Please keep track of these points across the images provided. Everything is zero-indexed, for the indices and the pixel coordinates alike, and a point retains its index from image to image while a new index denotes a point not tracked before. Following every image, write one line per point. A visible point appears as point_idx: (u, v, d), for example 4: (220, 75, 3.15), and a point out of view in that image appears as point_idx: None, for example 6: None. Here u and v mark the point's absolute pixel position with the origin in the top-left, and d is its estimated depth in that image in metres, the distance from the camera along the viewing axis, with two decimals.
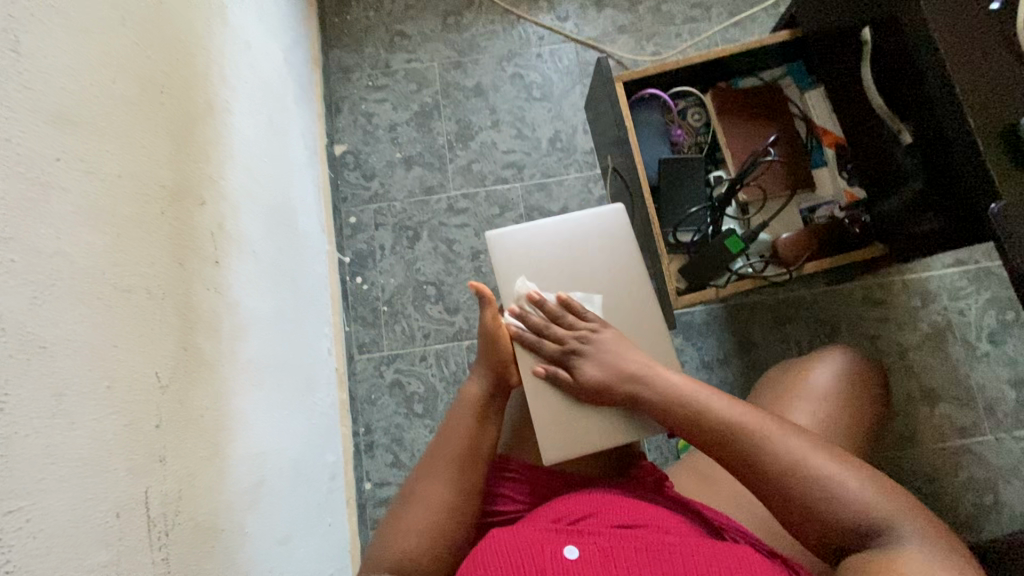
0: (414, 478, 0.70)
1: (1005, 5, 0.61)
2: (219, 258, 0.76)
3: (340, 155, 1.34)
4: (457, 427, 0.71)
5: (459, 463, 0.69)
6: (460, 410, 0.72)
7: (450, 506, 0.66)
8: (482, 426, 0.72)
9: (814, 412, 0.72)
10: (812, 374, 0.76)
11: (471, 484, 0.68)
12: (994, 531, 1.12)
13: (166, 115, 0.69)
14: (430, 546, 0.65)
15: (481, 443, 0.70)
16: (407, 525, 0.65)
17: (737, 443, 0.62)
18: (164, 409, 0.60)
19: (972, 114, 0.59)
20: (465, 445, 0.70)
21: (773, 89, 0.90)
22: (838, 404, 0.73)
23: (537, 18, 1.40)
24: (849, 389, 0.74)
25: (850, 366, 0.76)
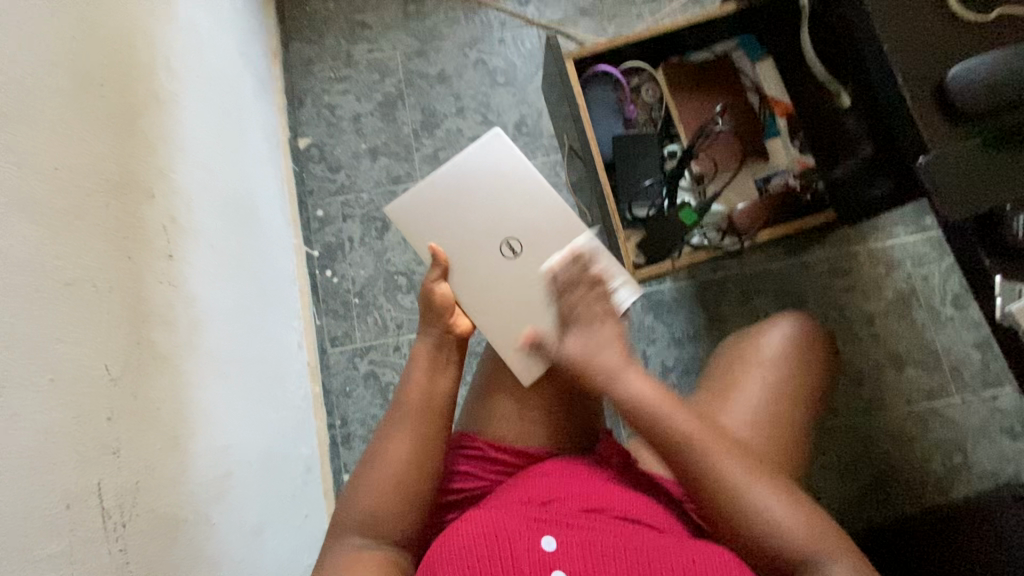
0: (376, 440, 0.70)
1: None
2: (172, 251, 0.76)
3: (305, 149, 1.33)
4: (413, 385, 0.71)
5: (418, 420, 0.69)
6: (415, 370, 0.73)
7: (415, 463, 0.66)
8: (435, 379, 0.72)
9: (761, 378, 0.74)
10: (762, 341, 0.76)
11: (435, 439, 0.68)
12: (963, 489, 1.15)
13: (108, 107, 0.68)
14: (396, 503, 0.65)
15: (437, 394, 0.71)
16: (371, 487, 0.65)
17: (692, 459, 0.62)
18: (117, 402, 0.60)
19: (902, 71, 0.60)
20: (421, 400, 0.70)
21: (723, 63, 0.90)
22: (786, 369, 0.74)
23: (498, 2, 1.40)
24: (801, 354, 0.75)
25: (800, 329, 0.76)
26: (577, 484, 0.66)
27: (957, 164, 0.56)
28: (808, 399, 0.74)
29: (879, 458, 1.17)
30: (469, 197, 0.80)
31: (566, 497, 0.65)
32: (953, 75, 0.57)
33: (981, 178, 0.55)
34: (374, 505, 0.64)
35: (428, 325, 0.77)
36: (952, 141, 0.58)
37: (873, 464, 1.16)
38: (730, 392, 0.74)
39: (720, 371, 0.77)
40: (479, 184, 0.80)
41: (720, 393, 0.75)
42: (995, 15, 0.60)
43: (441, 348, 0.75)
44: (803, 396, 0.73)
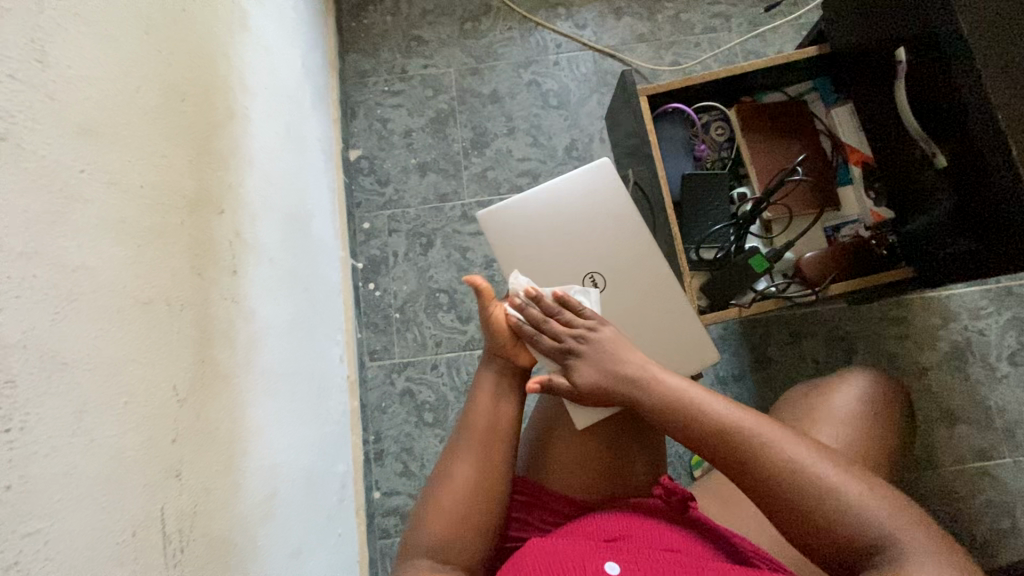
0: (441, 463, 0.70)
1: None
2: (236, 267, 0.76)
3: (355, 160, 1.33)
4: (477, 407, 0.71)
5: (483, 443, 0.69)
6: (478, 394, 0.73)
7: (482, 486, 0.67)
8: (500, 404, 0.72)
9: (836, 436, 0.70)
10: (833, 398, 0.74)
11: (498, 463, 0.68)
12: (1012, 556, 1.10)
13: (187, 123, 0.69)
14: (466, 530, 0.65)
15: (501, 417, 0.71)
16: (440, 511, 0.66)
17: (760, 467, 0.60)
18: (181, 423, 0.60)
19: (1014, 142, 0.58)
20: (485, 425, 0.70)
21: (798, 105, 0.87)
22: (862, 426, 0.71)
23: (554, 25, 1.39)
24: (875, 416, 0.71)
25: (872, 388, 0.74)
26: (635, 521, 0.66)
27: None
28: (885, 460, 0.70)
29: (926, 517, 1.12)
30: (558, 231, 0.79)
31: (631, 536, 0.64)
32: None
33: None
34: (443, 529, 0.64)
35: (490, 355, 0.75)
36: None
37: None
38: None
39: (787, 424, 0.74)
40: (569, 209, 0.79)
41: None
42: None
43: (503, 374, 0.74)
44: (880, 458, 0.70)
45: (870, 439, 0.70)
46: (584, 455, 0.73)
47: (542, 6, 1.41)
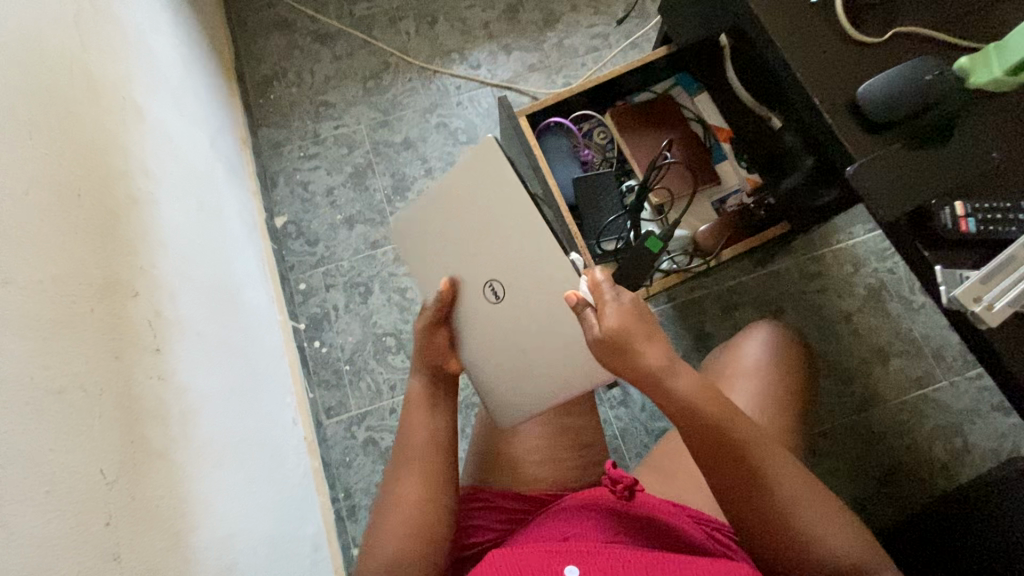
0: (383, 492, 0.71)
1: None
2: (159, 344, 0.77)
3: (282, 227, 1.36)
4: (412, 433, 0.74)
5: (422, 468, 0.71)
6: (412, 409, 0.76)
7: (431, 494, 0.69)
8: (436, 415, 0.76)
9: (750, 387, 0.78)
10: (743, 351, 0.81)
11: (444, 469, 0.72)
12: (969, 473, 1.16)
13: (86, 216, 0.71)
14: (422, 538, 0.66)
15: (436, 441, 0.73)
16: (386, 539, 0.66)
17: (798, 518, 0.60)
18: (113, 506, 0.60)
19: (815, 93, 0.68)
20: (427, 436, 0.73)
21: (664, 99, 0.97)
22: (770, 366, 0.79)
23: (451, 69, 1.49)
24: (782, 353, 0.80)
25: (774, 332, 0.82)
26: (589, 520, 0.68)
27: (880, 169, 0.62)
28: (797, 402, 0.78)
29: (883, 453, 1.18)
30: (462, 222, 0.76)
31: (585, 533, 0.65)
32: (862, 93, 0.65)
33: (914, 175, 0.62)
34: (391, 557, 0.64)
35: (420, 364, 0.78)
36: (871, 149, 0.66)
37: (879, 458, 1.18)
38: None
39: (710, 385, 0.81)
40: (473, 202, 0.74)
41: None
42: (891, 32, 0.69)
43: (432, 386, 0.77)
44: (791, 394, 0.78)
45: (778, 383, 0.77)
46: (522, 455, 0.80)
47: (437, 54, 1.50)
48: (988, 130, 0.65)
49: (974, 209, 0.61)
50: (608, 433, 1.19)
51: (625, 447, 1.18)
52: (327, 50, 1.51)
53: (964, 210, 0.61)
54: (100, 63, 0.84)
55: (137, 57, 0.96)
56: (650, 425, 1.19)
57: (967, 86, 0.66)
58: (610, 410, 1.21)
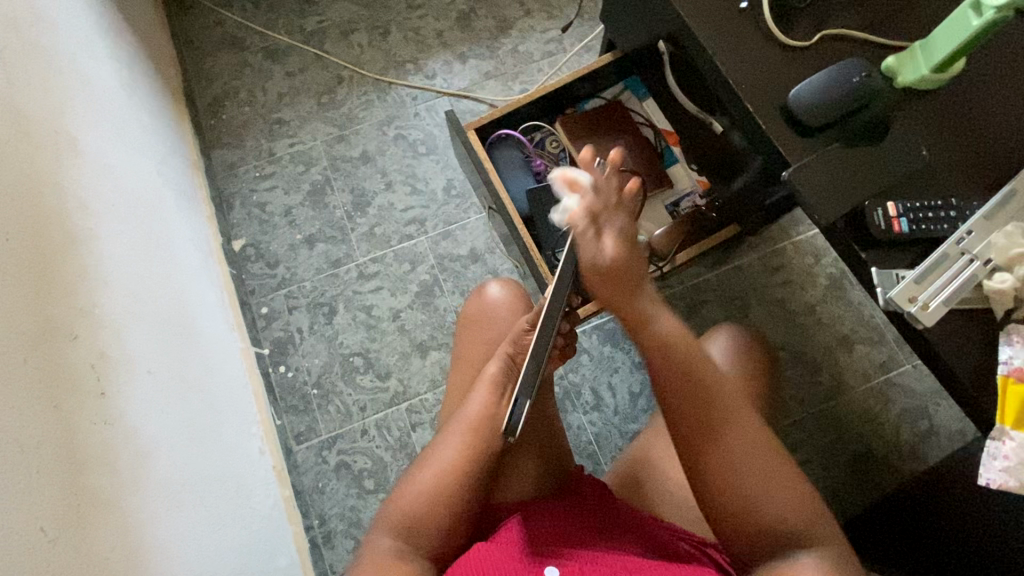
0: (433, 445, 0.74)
1: (752, 5, 0.71)
2: (104, 387, 0.74)
3: (241, 250, 1.33)
4: (475, 401, 0.73)
5: (469, 437, 0.71)
6: (479, 392, 0.74)
7: (464, 475, 0.69)
8: (499, 404, 0.73)
9: None
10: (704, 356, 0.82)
11: (484, 456, 0.70)
12: (936, 454, 1.19)
13: (16, 259, 0.67)
14: (440, 511, 0.67)
15: (496, 416, 0.72)
16: (414, 490, 0.69)
17: (777, 499, 0.59)
18: (56, 565, 0.57)
19: (748, 98, 0.68)
20: (480, 421, 0.72)
21: (612, 105, 0.97)
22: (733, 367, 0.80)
23: (406, 80, 1.47)
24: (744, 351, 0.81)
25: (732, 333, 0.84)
26: (561, 526, 0.69)
27: (813, 174, 0.64)
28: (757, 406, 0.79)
29: (852, 440, 1.20)
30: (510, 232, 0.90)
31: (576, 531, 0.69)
32: (793, 97, 0.66)
33: (847, 178, 0.64)
34: (412, 508, 0.67)
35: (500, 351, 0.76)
36: (807, 151, 0.66)
37: (848, 446, 1.19)
38: None
39: None
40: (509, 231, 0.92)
41: None
42: (819, 35, 0.70)
43: (506, 375, 0.75)
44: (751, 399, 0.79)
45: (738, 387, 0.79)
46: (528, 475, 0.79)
47: (391, 66, 1.48)
48: (916, 126, 0.66)
49: (906, 208, 0.62)
50: (583, 439, 1.19)
51: (600, 452, 1.18)
52: (278, 66, 1.48)
53: (897, 210, 0.62)
54: (29, 97, 0.81)
55: (71, 87, 0.93)
56: (624, 429, 1.19)
57: (895, 86, 0.68)
58: (583, 416, 1.20)
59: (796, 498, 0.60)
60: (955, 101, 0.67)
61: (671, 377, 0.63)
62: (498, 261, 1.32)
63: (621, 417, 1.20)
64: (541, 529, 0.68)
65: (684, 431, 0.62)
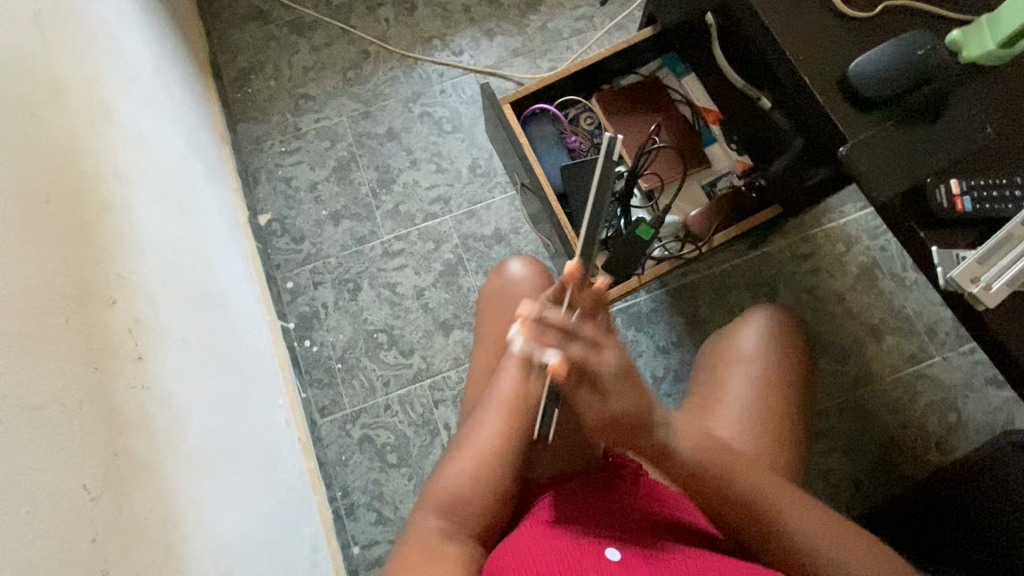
0: (468, 428, 0.74)
1: None
2: (141, 353, 0.75)
3: (267, 224, 1.33)
4: (506, 381, 0.73)
5: (502, 414, 0.71)
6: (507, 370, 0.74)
7: (500, 451, 0.70)
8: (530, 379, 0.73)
9: (746, 375, 0.78)
10: (739, 339, 0.82)
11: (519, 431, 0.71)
12: (963, 446, 1.17)
13: (57, 222, 0.68)
14: (483, 490, 0.68)
15: (528, 394, 0.72)
16: (456, 471, 0.69)
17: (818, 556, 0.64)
18: (99, 522, 0.58)
19: (803, 71, 0.66)
20: (512, 398, 0.72)
21: (650, 82, 0.95)
22: (766, 353, 0.79)
23: (433, 56, 1.45)
24: (778, 338, 0.80)
25: (766, 317, 0.82)
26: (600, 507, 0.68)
27: (872, 148, 0.62)
28: (794, 386, 0.78)
29: (878, 430, 1.18)
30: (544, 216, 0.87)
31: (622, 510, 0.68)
32: (853, 69, 0.64)
33: (911, 155, 0.62)
34: (455, 487, 0.68)
35: None
36: (865, 126, 0.65)
37: (874, 435, 1.18)
38: (719, 399, 0.78)
39: (703, 372, 0.83)
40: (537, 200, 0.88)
41: (711, 398, 0.79)
42: (881, 6, 0.67)
43: None
44: (787, 381, 0.78)
45: (774, 367, 0.78)
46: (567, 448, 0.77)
47: (418, 41, 1.46)
48: (980, 103, 0.64)
49: (970, 186, 0.60)
50: None
51: None
52: (304, 40, 1.47)
53: (960, 188, 0.60)
54: (65, 63, 0.80)
55: (105, 54, 0.92)
56: None
57: (960, 60, 0.65)
58: None
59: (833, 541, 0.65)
60: (1023, 78, 0.64)
61: (691, 484, 0.66)
62: (523, 242, 1.31)
63: None
64: (582, 510, 0.67)
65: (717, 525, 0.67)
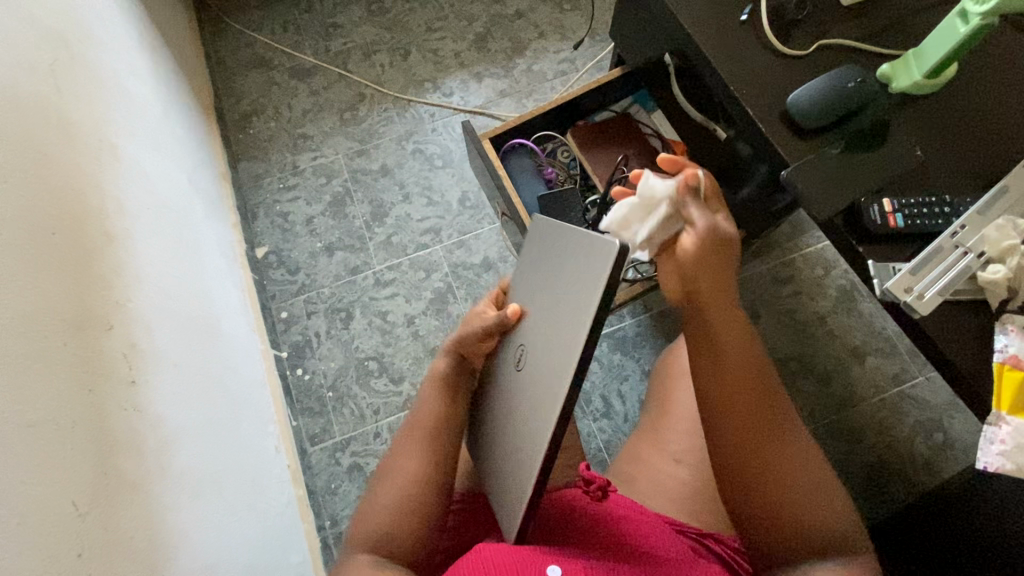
0: (390, 457, 0.71)
1: (751, 16, 0.77)
2: (135, 376, 0.78)
3: (263, 257, 1.38)
4: (427, 403, 0.73)
5: (426, 437, 0.70)
6: (431, 392, 0.73)
7: (424, 474, 0.68)
8: (454, 400, 0.73)
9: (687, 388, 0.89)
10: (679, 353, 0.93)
11: (442, 452, 0.69)
12: (952, 467, 1.17)
13: (60, 251, 0.72)
14: (409, 516, 0.65)
15: (450, 416, 0.72)
16: (385, 501, 0.66)
17: (793, 499, 0.56)
18: (86, 537, 0.60)
19: (749, 106, 0.73)
20: (436, 419, 0.71)
21: (622, 118, 1.02)
22: None
23: (425, 98, 1.53)
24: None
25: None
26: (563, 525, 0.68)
27: (811, 173, 0.69)
28: None
29: (866, 452, 1.19)
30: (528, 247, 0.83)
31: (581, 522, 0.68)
32: (792, 101, 0.71)
33: (846, 178, 0.68)
34: (384, 520, 0.65)
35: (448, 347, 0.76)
36: (805, 153, 0.71)
37: (862, 457, 1.18)
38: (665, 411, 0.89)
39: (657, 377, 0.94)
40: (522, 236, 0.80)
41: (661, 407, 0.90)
42: (816, 44, 0.75)
43: (457, 371, 0.75)
44: None
45: None
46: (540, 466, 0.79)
47: (411, 84, 1.55)
48: (909, 131, 0.71)
49: (901, 204, 0.66)
50: (593, 445, 1.20)
51: (609, 458, 1.19)
52: (304, 85, 1.56)
53: (892, 206, 0.65)
54: (76, 108, 0.87)
55: (114, 99, 0.99)
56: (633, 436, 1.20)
57: (891, 90, 0.73)
58: (593, 423, 1.21)
59: (813, 494, 0.57)
60: (946, 110, 0.72)
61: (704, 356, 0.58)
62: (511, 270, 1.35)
63: (630, 424, 1.21)
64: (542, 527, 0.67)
65: (711, 416, 0.58)
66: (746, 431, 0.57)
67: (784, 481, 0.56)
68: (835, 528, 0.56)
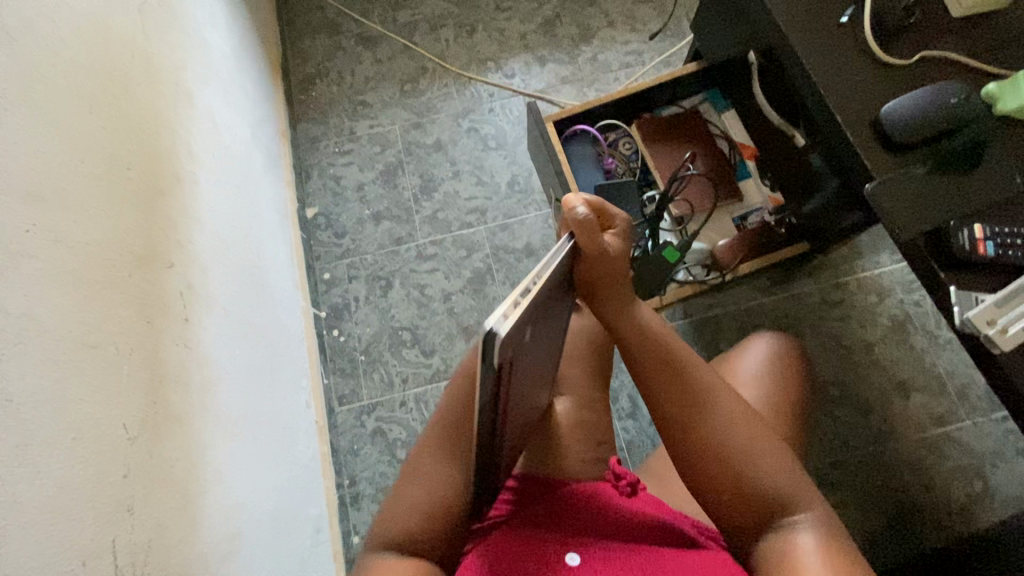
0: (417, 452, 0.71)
1: (851, 19, 0.74)
2: (188, 315, 0.81)
3: (312, 217, 1.41)
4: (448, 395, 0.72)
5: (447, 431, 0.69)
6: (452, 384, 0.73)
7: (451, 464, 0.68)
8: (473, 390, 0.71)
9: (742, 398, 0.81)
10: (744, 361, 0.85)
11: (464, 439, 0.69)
12: (989, 518, 1.11)
13: (133, 185, 0.75)
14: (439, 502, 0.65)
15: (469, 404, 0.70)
16: (414, 495, 0.66)
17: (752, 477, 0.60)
18: (132, 460, 0.63)
19: (839, 112, 0.71)
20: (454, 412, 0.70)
21: (691, 114, 1.01)
22: (766, 375, 0.82)
23: (486, 77, 1.52)
24: (781, 364, 0.83)
25: (773, 342, 0.86)
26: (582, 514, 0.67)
27: (896, 192, 0.66)
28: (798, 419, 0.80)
29: (899, 488, 1.14)
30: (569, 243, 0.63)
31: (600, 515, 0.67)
32: (885, 112, 0.68)
33: (937, 200, 0.65)
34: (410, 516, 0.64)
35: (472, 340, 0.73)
36: (891, 168, 0.68)
37: (894, 494, 1.14)
38: None
39: None
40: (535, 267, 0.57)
41: None
42: (918, 56, 0.72)
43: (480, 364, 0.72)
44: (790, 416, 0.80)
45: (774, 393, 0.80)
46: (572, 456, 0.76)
47: (473, 62, 1.54)
48: (1009, 157, 0.67)
49: (993, 232, 0.63)
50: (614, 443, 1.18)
51: (630, 459, 1.17)
52: (369, 53, 1.57)
53: (983, 233, 0.63)
54: (159, 51, 0.90)
55: (193, 47, 1.02)
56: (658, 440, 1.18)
57: (996, 111, 0.69)
58: (617, 422, 1.20)
59: (766, 467, 0.60)
60: None
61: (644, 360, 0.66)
62: None
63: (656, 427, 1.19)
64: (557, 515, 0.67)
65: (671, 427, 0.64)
66: (693, 430, 0.62)
67: (737, 466, 0.60)
68: (804, 501, 0.59)
